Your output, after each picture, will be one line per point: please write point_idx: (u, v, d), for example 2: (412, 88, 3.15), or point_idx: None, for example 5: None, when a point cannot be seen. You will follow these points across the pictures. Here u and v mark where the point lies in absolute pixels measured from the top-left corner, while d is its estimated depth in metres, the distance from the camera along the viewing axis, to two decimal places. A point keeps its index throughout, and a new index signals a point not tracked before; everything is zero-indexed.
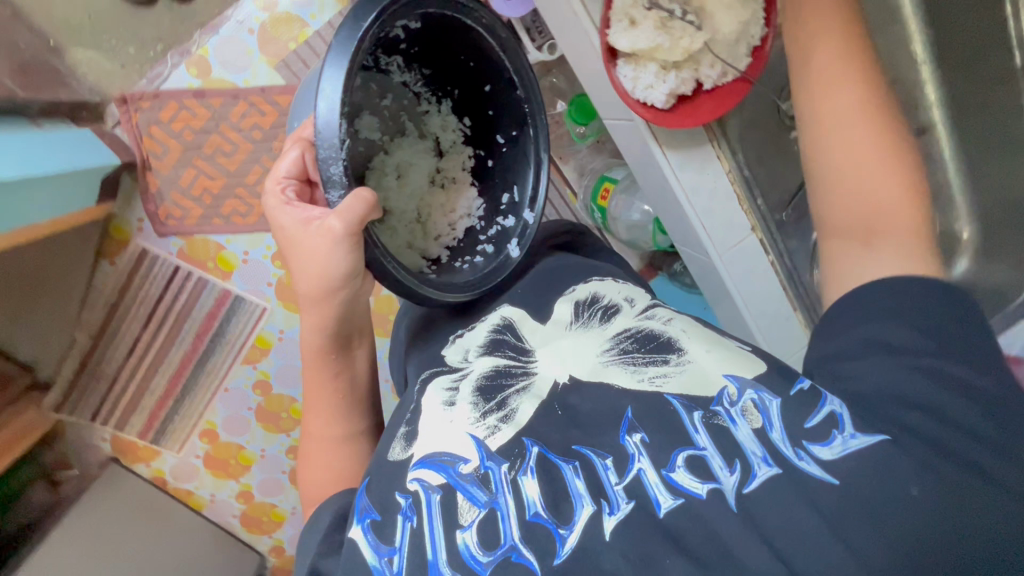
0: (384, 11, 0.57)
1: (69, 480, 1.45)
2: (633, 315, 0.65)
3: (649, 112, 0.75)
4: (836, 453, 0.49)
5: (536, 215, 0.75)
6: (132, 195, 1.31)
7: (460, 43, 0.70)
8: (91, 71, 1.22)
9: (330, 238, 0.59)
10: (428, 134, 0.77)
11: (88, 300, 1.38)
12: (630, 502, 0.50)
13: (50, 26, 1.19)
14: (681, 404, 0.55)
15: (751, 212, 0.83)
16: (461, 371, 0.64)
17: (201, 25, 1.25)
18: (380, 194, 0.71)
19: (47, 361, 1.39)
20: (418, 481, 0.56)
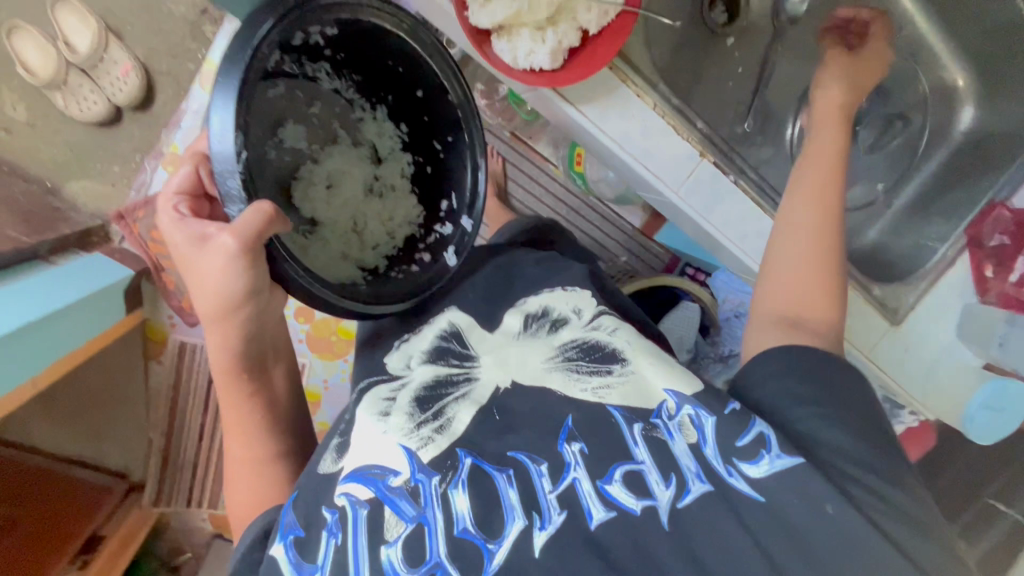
0: (281, 22, 0.56)
1: (187, 562, 1.58)
2: (580, 326, 0.71)
3: (541, 79, 0.69)
4: (762, 471, 0.56)
5: (475, 221, 0.75)
6: (155, 297, 1.40)
7: (383, 47, 0.67)
8: (86, 197, 1.32)
9: (227, 252, 0.56)
10: (364, 141, 0.71)
11: (151, 400, 1.50)
12: (561, 513, 0.55)
13: (43, 170, 1.30)
14: (622, 417, 0.61)
15: (693, 137, 0.77)
16: (401, 379, 0.68)
17: (164, 126, 1.32)
18: (307, 206, 0.65)
19: (136, 464, 1.54)
20: (345, 496, 0.58)
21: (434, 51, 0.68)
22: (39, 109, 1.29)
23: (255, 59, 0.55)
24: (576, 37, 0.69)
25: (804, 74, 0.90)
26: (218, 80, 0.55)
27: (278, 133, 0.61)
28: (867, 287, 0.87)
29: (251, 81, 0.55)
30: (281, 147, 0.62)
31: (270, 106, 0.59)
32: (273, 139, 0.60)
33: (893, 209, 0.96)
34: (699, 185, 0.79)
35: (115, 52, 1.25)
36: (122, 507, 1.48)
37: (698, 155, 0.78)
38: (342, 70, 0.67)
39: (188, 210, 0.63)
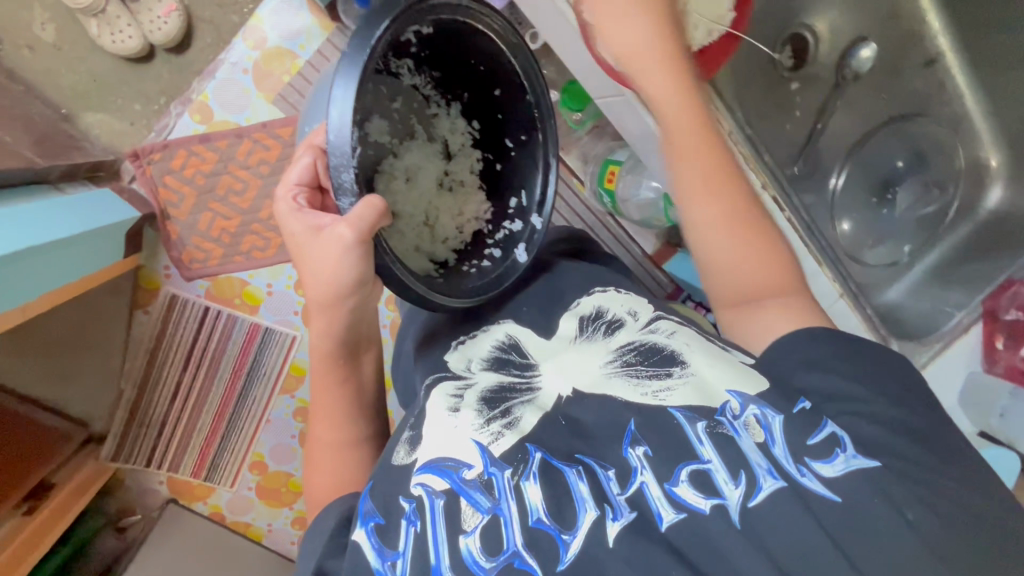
0: (394, 18, 0.58)
1: (135, 524, 1.50)
2: (636, 329, 0.69)
3: (636, 81, 0.75)
4: (837, 470, 0.53)
5: (544, 220, 0.75)
6: (156, 245, 1.36)
7: (470, 46, 0.68)
8: (103, 131, 1.28)
9: (341, 242, 0.60)
10: (438, 136, 0.72)
11: (127, 349, 1.44)
12: (631, 512, 0.54)
13: (60, 96, 1.26)
14: (684, 417, 0.59)
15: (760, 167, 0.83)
16: (466, 380, 0.69)
17: (198, 73, 1.29)
18: (389, 198, 0.66)
19: (97, 415, 1.48)
20: (421, 485, 0.60)
21: (519, 53, 0.69)
22: (66, 34, 1.25)
23: (371, 57, 0.57)
24: (674, 49, 0.72)
25: (846, 132, 0.99)
26: (340, 70, 0.57)
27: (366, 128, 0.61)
28: (888, 341, 0.90)
29: (364, 77, 0.58)
30: (366, 141, 0.62)
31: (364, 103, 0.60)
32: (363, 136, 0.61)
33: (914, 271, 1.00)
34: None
35: None
36: (75, 458, 1.41)
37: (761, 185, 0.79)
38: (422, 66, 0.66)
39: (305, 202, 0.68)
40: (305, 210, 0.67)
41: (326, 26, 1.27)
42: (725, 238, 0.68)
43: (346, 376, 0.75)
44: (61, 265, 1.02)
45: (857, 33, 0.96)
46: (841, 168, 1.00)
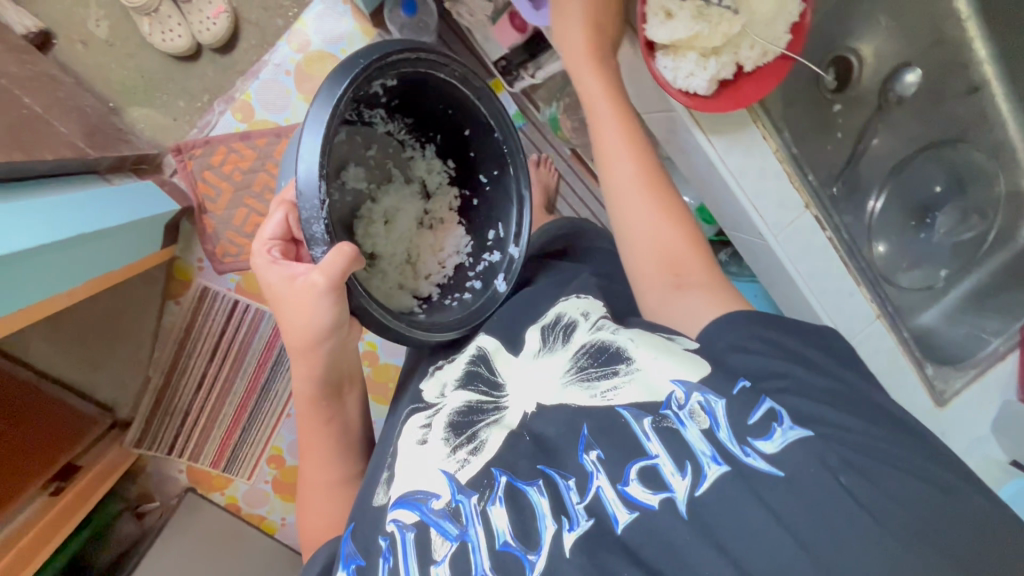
0: (359, 80, 0.64)
1: (153, 511, 1.53)
2: (587, 329, 0.70)
3: (692, 101, 0.70)
4: (777, 445, 0.54)
5: (521, 249, 0.81)
6: (191, 237, 1.40)
7: (434, 96, 0.77)
8: (148, 126, 1.32)
9: (314, 289, 0.64)
10: (415, 177, 0.86)
11: (157, 338, 1.48)
12: (590, 519, 0.57)
13: (108, 90, 1.30)
14: (631, 414, 0.61)
15: (804, 189, 0.78)
16: (435, 408, 0.72)
17: (242, 73, 1.33)
18: (369, 241, 0.79)
19: (123, 401, 1.51)
20: (395, 522, 0.64)
21: (486, 100, 0.75)
22: (119, 31, 1.29)
23: (338, 112, 0.63)
24: (730, 71, 0.70)
25: (884, 160, 0.96)
26: (308, 119, 0.62)
27: (343, 176, 0.75)
28: (922, 364, 0.90)
29: (331, 128, 0.62)
30: (344, 188, 0.75)
31: (342, 155, 0.74)
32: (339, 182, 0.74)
33: (950, 296, 0.98)
34: (798, 234, 0.80)
35: None
36: (101, 442, 1.45)
37: (803, 206, 0.79)
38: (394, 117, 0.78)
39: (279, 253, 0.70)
40: (280, 261, 0.69)
41: (369, 32, 1.30)
42: (641, 220, 0.72)
43: (328, 420, 0.76)
44: (106, 252, 1.06)
45: (901, 58, 0.92)
46: (879, 191, 0.96)
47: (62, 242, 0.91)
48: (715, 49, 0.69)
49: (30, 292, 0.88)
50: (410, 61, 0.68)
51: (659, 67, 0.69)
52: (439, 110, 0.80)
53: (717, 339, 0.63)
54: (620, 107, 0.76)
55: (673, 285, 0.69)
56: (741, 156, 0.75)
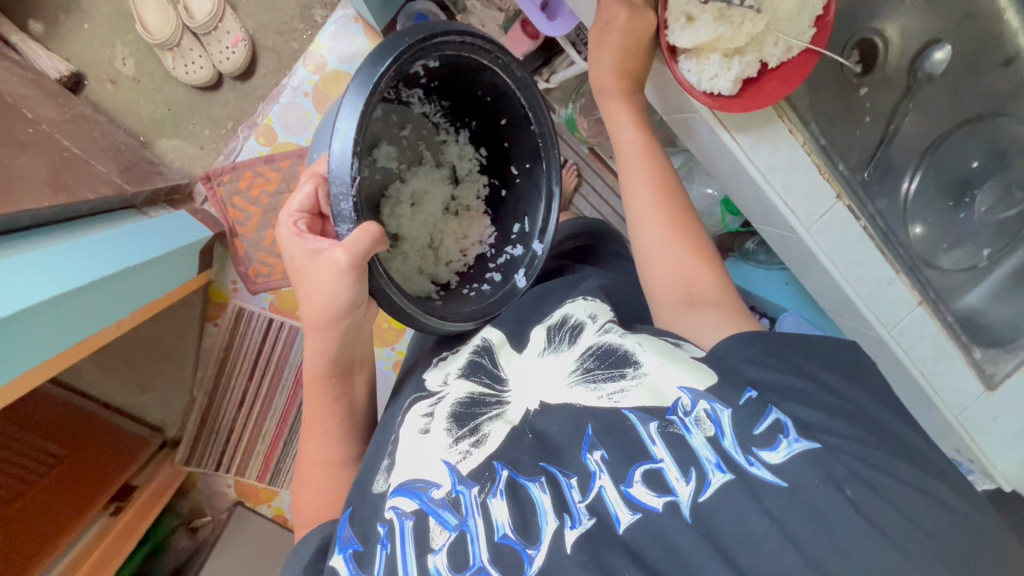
0: (402, 58, 0.66)
1: (205, 525, 1.56)
2: (595, 331, 0.74)
3: (716, 101, 0.69)
4: (781, 456, 0.57)
5: (545, 246, 0.84)
6: (225, 262, 1.45)
7: (477, 80, 0.80)
8: (177, 157, 1.37)
9: (337, 266, 0.65)
10: (445, 162, 0.89)
11: (197, 360, 1.55)
12: (591, 518, 0.59)
13: (139, 125, 1.35)
14: (637, 417, 0.64)
15: (833, 177, 0.76)
16: (438, 396, 0.76)
17: (262, 99, 1.36)
18: (394, 221, 0.82)
19: (171, 421, 1.58)
20: (393, 509, 0.65)
21: (524, 89, 0.78)
22: (145, 67, 1.34)
23: (376, 90, 0.65)
24: (755, 68, 0.69)
25: (914, 143, 0.91)
26: (347, 95, 0.64)
27: (376, 153, 0.79)
28: (970, 349, 0.86)
29: (369, 108, 0.65)
30: (373, 166, 0.78)
31: (375, 131, 0.77)
32: (370, 158, 0.78)
33: (993, 276, 0.94)
34: (831, 226, 0.77)
35: (227, 23, 1.29)
36: (152, 461, 1.51)
37: (835, 196, 0.76)
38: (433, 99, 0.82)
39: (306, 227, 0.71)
40: (304, 235, 0.70)
41: None
42: (660, 243, 0.75)
43: (337, 400, 0.78)
44: (146, 283, 1.09)
45: (929, 34, 0.88)
46: (912, 172, 0.91)
47: (108, 278, 0.95)
48: (739, 49, 0.68)
49: (79, 327, 0.93)
50: (457, 43, 0.72)
51: (683, 72, 0.70)
52: (478, 96, 0.84)
53: (738, 349, 0.65)
54: (649, 139, 0.79)
55: (685, 303, 0.72)
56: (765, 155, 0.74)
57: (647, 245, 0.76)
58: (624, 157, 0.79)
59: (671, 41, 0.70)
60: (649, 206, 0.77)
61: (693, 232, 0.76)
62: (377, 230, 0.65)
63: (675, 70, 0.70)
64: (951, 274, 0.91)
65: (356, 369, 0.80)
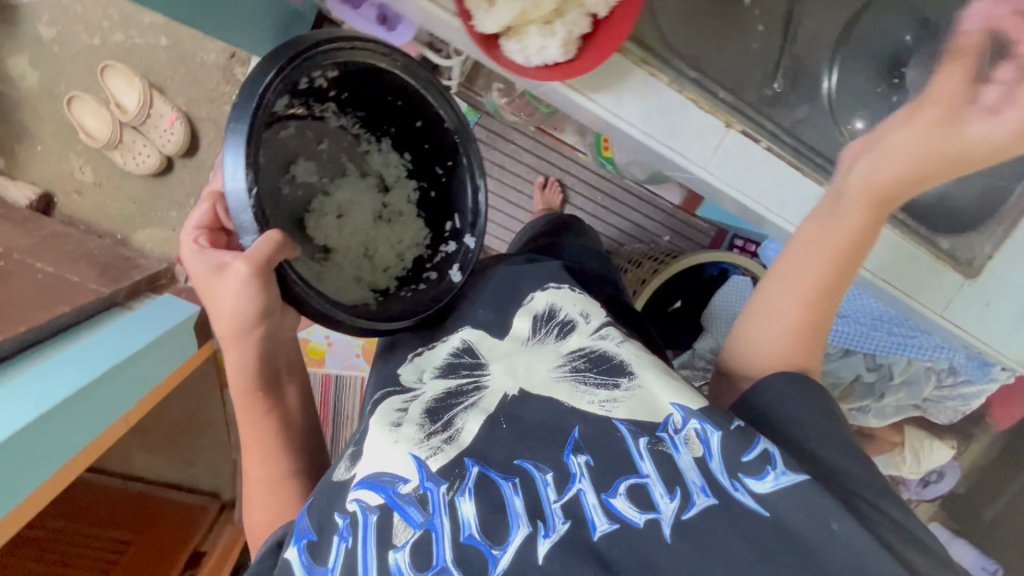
0: (283, 74, 0.62)
1: None
2: (587, 333, 0.74)
3: (558, 76, 0.53)
4: (768, 487, 0.58)
5: (478, 239, 0.81)
6: None
7: (383, 83, 0.74)
8: (154, 244, 1.44)
9: (239, 276, 0.63)
10: (371, 171, 0.78)
11: (230, 424, 1.64)
12: (565, 523, 0.58)
13: (112, 224, 1.42)
14: (627, 430, 0.64)
15: (718, 108, 0.63)
16: (414, 392, 0.72)
17: (212, 168, 1.41)
18: (319, 235, 0.72)
19: (225, 485, 1.70)
20: (355, 502, 0.60)
21: (430, 87, 0.75)
22: (103, 170, 1.41)
23: (261, 106, 0.61)
24: (586, 24, 0.51)
25: (828, 26, 0.69)
26: (232, 124, 0.61)
27: (292, 170, 0.69)
28: None
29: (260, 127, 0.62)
30: (294, 183, 0.69)
31: (285, 147, 0.67)
32: (286, 177, 0.68)
33: None
34: (731, 158, 0.65)
35: (159, 106, 1.33)
36: (218, 523, 1.64)
37: (724, 125, 0.63)
38: (349, 111, 0.74)
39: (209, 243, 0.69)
40: (209, 250, 0.68)
41: None
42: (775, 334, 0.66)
43: (266, 413, 0.76)
44: (144, 371, 1.15)
45: None
46: (830, 65, 0.70)
47: (94, 380, 1.00)
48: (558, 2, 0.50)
49: (85, 429, 1.00)
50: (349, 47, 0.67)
51: (501, 46, 0.52)
52: (392, 103, 0.76)
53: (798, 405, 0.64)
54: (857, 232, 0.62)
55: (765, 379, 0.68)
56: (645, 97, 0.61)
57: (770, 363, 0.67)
58: (800, 236, 0.66)
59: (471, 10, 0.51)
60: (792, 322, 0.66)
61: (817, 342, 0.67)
62: (280, 236, 0.62)
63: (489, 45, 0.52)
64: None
65: (285, 378, 0.78)
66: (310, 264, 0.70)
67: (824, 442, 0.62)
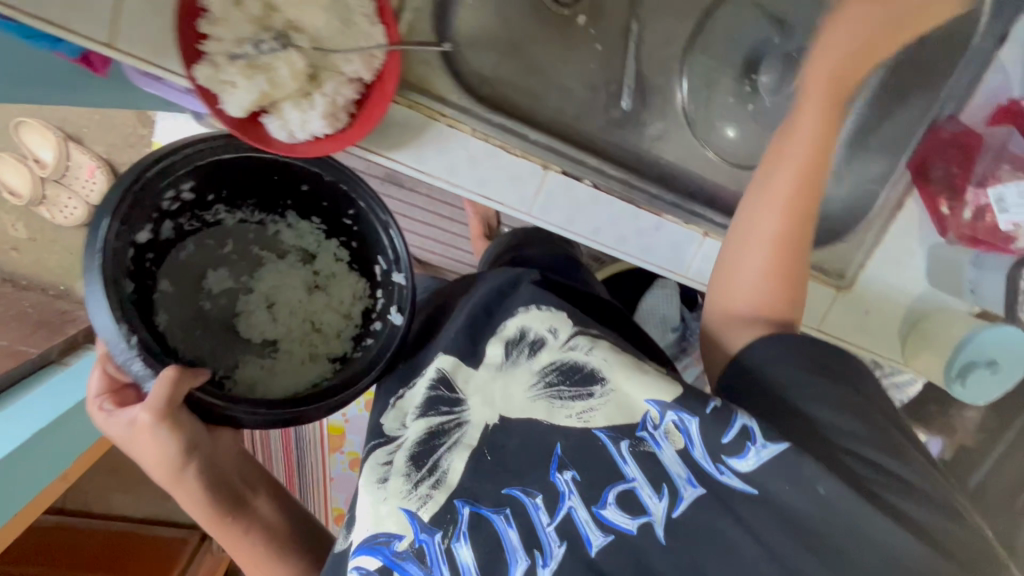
0: (124, 218, 0.44)
1: None
2: (557, 348, 0.48)
3: (335, 143, 0.45)
4: (752, 465, 0.40)
5: (410, 270, 0.53)
6: None
7: (245, 165, 0.50)
8: None
9: (143, 428, 0.47)
10: (290, 249, 0.59)
11: None
12: (562, 545, 0.40)
13: (51, 277, 1.33)
14: (608, 436, 0.44)
15: (528, 151, 0.54)
16: (396, 441, 0.49)
17: None
18: (254, 332, 0.58)
19: None
20: (357, 569, 0.42)
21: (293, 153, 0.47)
22: (35, 224, 1.31)
23: (111, 260, 0.44)
24: (353, 90, 0.45)
25: (678, 32, 0.65)
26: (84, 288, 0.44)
27: (203, 286, 0.56)
28: None
29: (119, 279, 0.45)
30: (213, 295, 0.57)
31: (187, 270, 0.55)
32: (201, 293, 0.56)
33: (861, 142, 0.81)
34: (555, 202, 0.56)
35: (76, 157, 1.28)
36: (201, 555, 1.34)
37: (540, 168, 0.55)
38: (239, 201, 0.55)
39: (115, 404, 0.49)
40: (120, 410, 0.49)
41: None
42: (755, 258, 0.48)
43: (247, 532, 0.54)
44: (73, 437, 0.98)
45: None
46: (679, 75, 0.66)
47: (43, 431, 0.91)
48: (311, 72, 0.44)
49: (30, 484, 0.89)
50: (182, 153, 0.46)
51: (267, 127, 0.45)
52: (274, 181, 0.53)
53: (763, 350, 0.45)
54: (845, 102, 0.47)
55: (740, 327, 0.48)
56: (441, 143, 0.52)
57: (741, 268, 0.49)
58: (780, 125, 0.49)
59: (215, 92, 0.42)
60: (773, 220, 0.47)
61: (800, 251, 0.48)
62: (178, 368, 0.46)
63: (250, 131, 0.44)
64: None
65: (250, 490, 0.56)
66: (252, 366, 0.56)
67: (805, 383, 0.43)
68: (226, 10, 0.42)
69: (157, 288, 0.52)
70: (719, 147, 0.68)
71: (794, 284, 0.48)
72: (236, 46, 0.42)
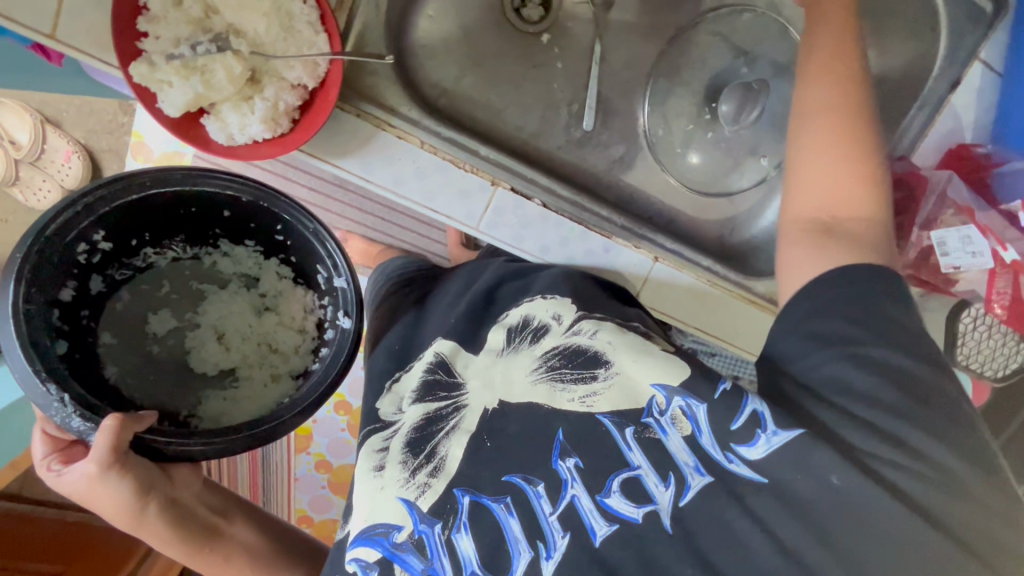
0: (32, 279, 0.42)
1: None
2: (562, 333, 0.50)
3: (276, 149, 0.45)
4: (761, 454, 0.39)
5: (349, 276, 0.51)
6: None
7: (157, 203, 0.48)
8: None
9: (90, 479, 0.43)
10: (231, 277, 0.59)
11: None
12: (565, 535, 0.39)
13: None
14: (612, 422, 0.43)
15: (478, 164, 0.55)
16: (394, 426, 0.49)
17: None
18: (204, 364, 0.57)
19: None
20: (354, 561, 0.42)
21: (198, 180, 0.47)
22: None
23: (30, 324, 0.42)
24: (294, 95, 0.45)
25: (645, 53, 0.65)
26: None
27: (148, 330, 0.56)
28: None
29: (42, 343, 0.42)
30: (160, 339, 0.57)
31: (126, 319, 0.55)
32: (148, 337, 0.56)
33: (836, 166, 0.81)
34: (503, 219, 0.57)
35: (54, 141, 0.99)
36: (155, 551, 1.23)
37: (488, 184, 0.55)
38: (167, 239, 0.54)
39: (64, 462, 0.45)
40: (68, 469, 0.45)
41: None
42: (818, 136, 0.46)
43: (229, 558, 0.50)
44: None
45: None
46: (642, 99, 0.66)
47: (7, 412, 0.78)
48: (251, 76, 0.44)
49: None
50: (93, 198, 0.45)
51: (206, 128, 0.44)
52: (192, 214, 0.52)
53: (803, 300, 0.43)
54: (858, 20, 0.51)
55: (813, 231, 0.45)
56: (389, 149, 0.52)
57: (805, 163, 0.47)
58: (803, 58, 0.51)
59: (151, 90, 0.41)
60: (825, 112, 0.47)
61: (875, 149, 0.46)
62: (119, 416, 0.42)
63: (188, 131, 0.44)
64: (744, 200, 0.70)
65: (223, 518, 0.52)
66: (215, 400, 0.56)
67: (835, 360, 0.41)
68: (165, 9, 0.42)
69: (101, 343, 0.52)
70: (686, 170, 0.68)
71: (872, 175, 0.45)
72: (175, 47, 0.42)
